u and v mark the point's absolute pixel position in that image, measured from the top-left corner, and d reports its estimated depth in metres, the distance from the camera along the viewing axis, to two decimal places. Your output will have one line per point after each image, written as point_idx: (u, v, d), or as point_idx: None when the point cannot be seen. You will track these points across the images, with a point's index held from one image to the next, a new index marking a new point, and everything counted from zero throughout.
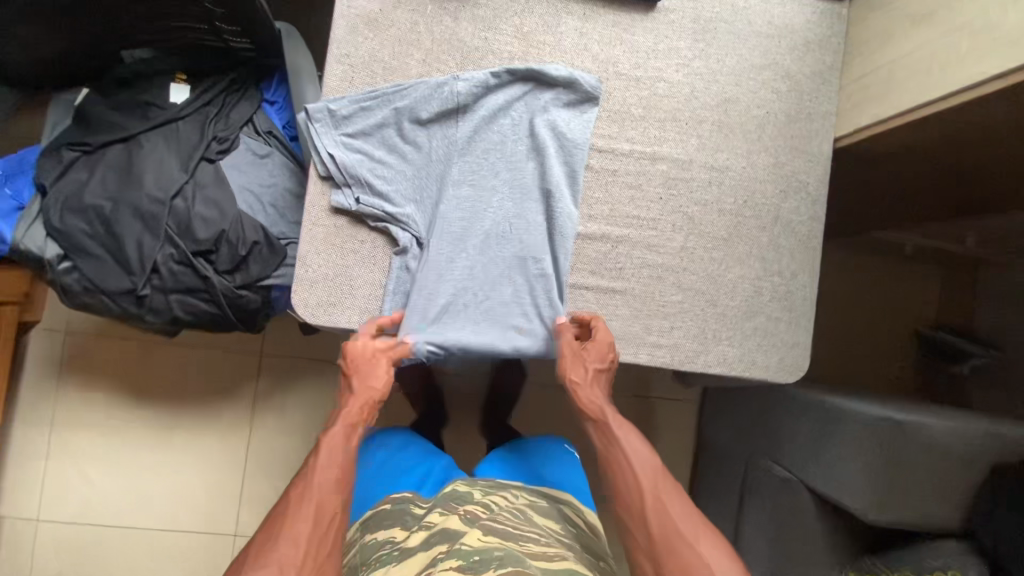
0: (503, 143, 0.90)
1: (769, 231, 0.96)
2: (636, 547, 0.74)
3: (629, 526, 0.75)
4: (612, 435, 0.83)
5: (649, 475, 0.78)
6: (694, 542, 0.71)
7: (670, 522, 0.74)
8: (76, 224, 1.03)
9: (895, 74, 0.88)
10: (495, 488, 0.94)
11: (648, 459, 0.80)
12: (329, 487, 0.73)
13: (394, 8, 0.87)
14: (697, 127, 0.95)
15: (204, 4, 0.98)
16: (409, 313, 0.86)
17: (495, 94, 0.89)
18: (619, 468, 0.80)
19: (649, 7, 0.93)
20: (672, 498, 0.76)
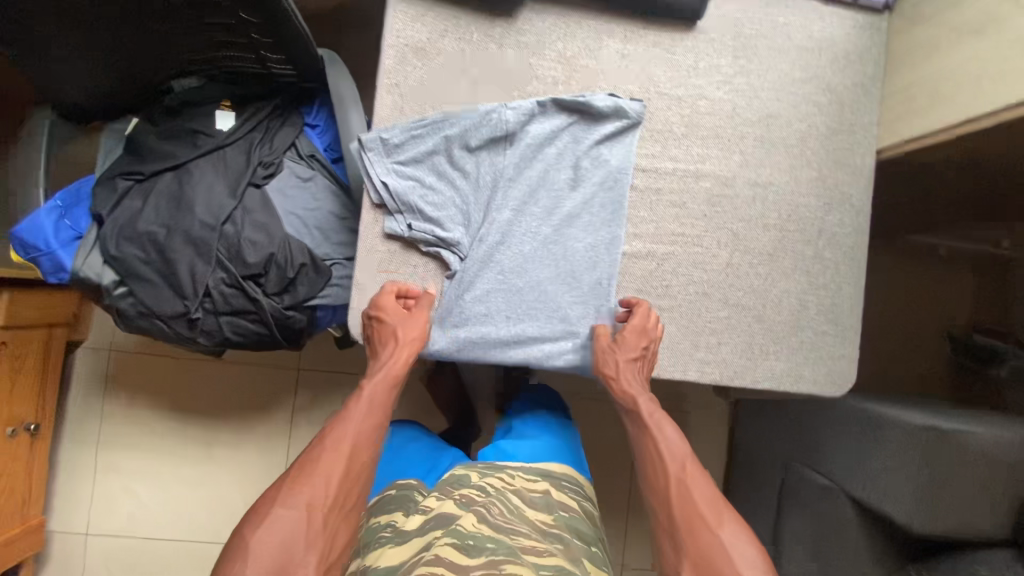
0: (548, 169, 0.91)
1: (813, 244, 0.96)
2: (660, 529, 0.74)
3: (654, 508, 0.77)
4: (646, 426, 0.84)
5: (677, 463, 0.79)
6: (715, 527, 0.71)
7: (693, 507, 0.73)
8: (132, 251, 1.06)
9: (939, 87, 0.88)
10: (492, 470, 0.96)
11: (680, 449, 0.81)
12: (364, 439, 0.76)
13: (441, 37, 0.89)
14: (740, 143, 0.95)
15: (251, 34, 1.01)
16: (445, 335, 0.88)
17: (542, 122, 0.90)
18: (650, 456, 0.81)
19: (689, 26, 0.94)
20: (700, 485, 0.76)
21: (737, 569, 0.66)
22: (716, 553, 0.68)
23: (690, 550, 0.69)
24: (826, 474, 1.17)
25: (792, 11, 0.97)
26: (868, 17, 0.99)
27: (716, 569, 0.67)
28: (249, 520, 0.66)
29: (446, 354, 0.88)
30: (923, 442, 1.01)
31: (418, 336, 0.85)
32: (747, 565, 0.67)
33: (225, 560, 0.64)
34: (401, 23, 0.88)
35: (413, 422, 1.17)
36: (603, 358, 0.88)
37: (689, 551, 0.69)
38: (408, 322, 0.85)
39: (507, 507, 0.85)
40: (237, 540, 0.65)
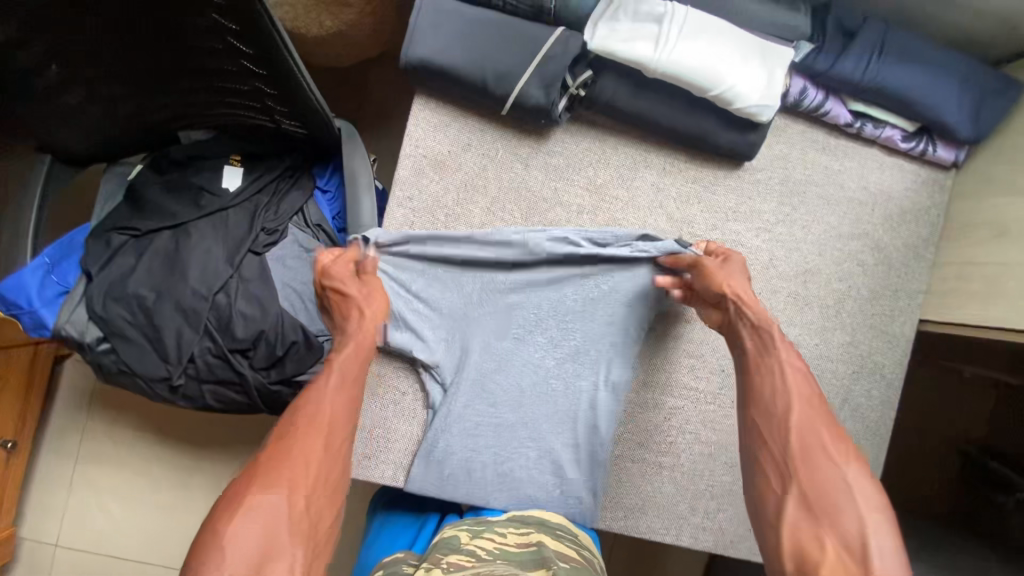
0: (559, 303, 0.84)
1: (836, 414, 0.89)
2: (766, 453, 0.66)
3: (761, 430, 0.68)
4: (763, 345, 0.73)
5: (803, 392, 0.68)
6: (839, 460, 0.62)
7: (816, 432, 0.64)
8: (118, 312, 1.01)
9: (1003, 280, 0.79)
10: (481, 527, 0.78)
11: (806, 376, 0.70)
12: (341, 413, 0.70)
13: (464, 151, 0.82)
14: (771, 297, 0.88)
15: (267, 100, 0.96)
16: (421, 468, 0.82)
17: (559, 254, 0.83)
18: (768, 368, 0.71)
19: (735, 164, 0.86)
20: (823, 418, 0.66)
21: (861, 513, 0.57)
22: (835, 488, 0.59)
23: (803, 481, 0.61)
24: None
25: (848, 159, 0.89)
26: (933, 173, 0.90)
27: (836, 502, 0.58)
28: (217, 511, 0.56)
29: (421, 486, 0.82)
30: None
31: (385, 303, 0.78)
32: (871, 510, 0.58)
33: (195, 559, 0.54)
34: (422, 131, 0.82)
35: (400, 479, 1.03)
36: (712, 278, 0.76)
37: (802, 482, 0.61)
38: (372, 294, 0.78)
39: (504, 566, 0.66)
40: (207, 533, 0.55)
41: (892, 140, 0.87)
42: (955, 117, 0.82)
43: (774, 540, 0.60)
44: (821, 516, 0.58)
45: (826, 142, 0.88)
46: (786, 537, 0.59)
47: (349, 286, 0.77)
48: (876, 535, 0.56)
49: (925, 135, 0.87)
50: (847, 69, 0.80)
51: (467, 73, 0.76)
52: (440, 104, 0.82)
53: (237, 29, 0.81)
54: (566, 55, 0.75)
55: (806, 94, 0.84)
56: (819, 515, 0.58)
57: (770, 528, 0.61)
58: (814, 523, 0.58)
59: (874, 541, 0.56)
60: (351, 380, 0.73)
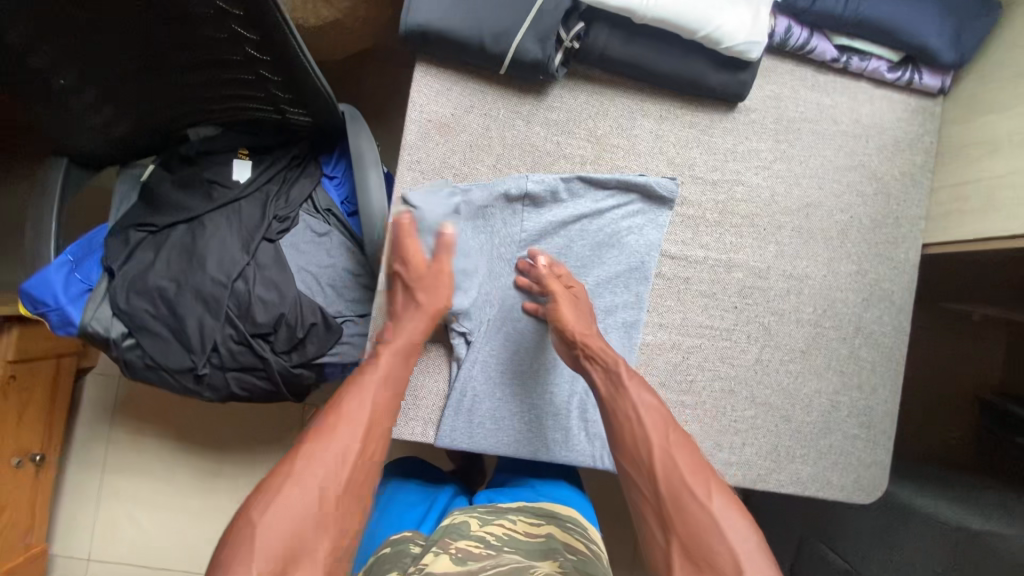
0: (567, 248, 0.88)
1: (850, 342, 0.91)
2: (646, 505, 0.68)
3: (634, 482, 0.70)
4: (618, 388, 0.77)
5: (659, 430, 0.72)
6: (703, 495, 0.65)
7: (679, 473, 0.67)
8: (141, 305, 1.04)
9: (1000, 190, 0.81)
10: (492, 515, 0.82)
11: (657, 410, 0.74)
12: (380, 412, 0.72)
13: (467, 113, 0.85)
14: (776, 233, 0.90)
15: (271, 89, 1.00)
16: (451, 419, 0.84)
17: (564, 201, 0.86)
18: (624, 413, 0.75)
19: (729, 107, 0.89)
20: (682, 451, 0.69)
21: (731, 545, 0.61)
22: (706, 526, 0.63)
23: (679, 526, 0.64)
24: (846, 558, 1.09)
25: (838, 94, 0.91)
26: (921, 101, 0.93)
27: (709, 543, 0.62)
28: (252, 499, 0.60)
29: (450, 437, 0.84)
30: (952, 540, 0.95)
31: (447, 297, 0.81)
32: (742, 537, 0.62)
33: (227, 544, 0.58)
34: (425, 97, 0.84)
35: (406, 466, 1.04)
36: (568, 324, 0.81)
37: (678, 529, 0.64)
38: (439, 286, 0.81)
39: (512, 555, 0.71)
40: (241, 521, 0.59)
41: (879, 72, 0.90)
42: (937, 41, 0.85)
43: None
44: (703, 564, 0.61)
45: (816, 79, 0.91)
46: None
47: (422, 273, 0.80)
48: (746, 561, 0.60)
49: (911, 64, 0.90)
50: (828, 3, 0.83)
51: (466, 35, 0.79)
52: (441, 70, 0.85)
53: (242, 15, 0.84)
54: (559, 9, 0.78)
55: (791, 33, 0.87)
56: (699, 561, 0.61)
57: None
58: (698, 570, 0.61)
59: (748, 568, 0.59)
60: (392, 377, 0.75)
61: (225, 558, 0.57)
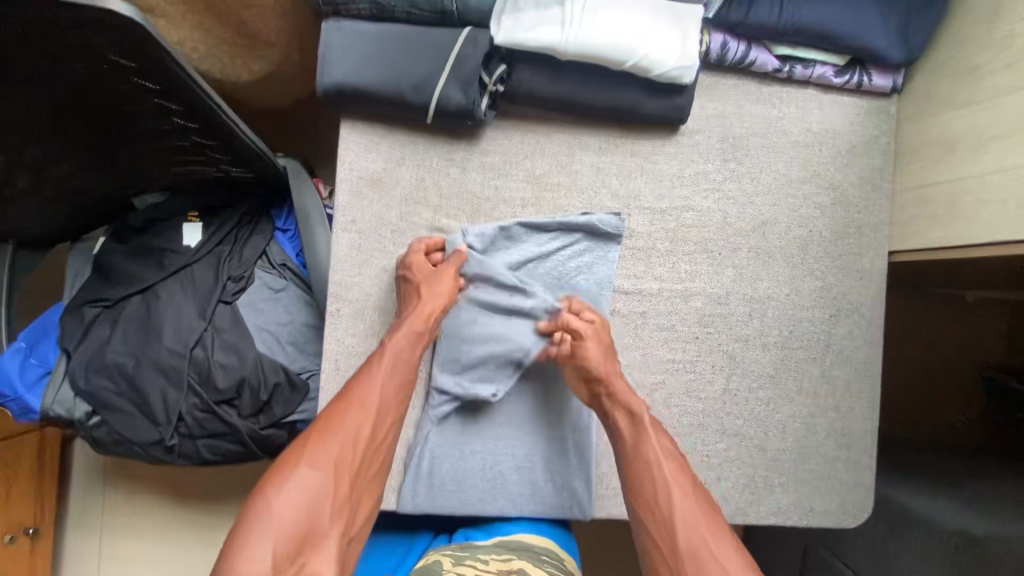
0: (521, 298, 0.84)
1: (820, 361, 0.87)
2: (660, 561, 0.67)
3: (650, 535, 0.69)
4: (638, 432, 0.75)
5: (679, 479, 0.71)
6: (721, 557, 0.65)
7: (699, 531, 0.67)
8: (102, 383, 1.03)
9: (962, 194, 0.77)
10: (464, 555, 0.76)
11: (678, 462, 0.73)
12: (389, 405, 0.74)
13: (398, 166, 0.82)
14: (733, 256, 0.86)
15: (207, 152, 0.98)
16: (411, 485, 0.82)
17: (509, 248, 0.85)
18: (643, 459, 0.73)
19: (671, 130, 0.85)
20: (701, 509, 0.69)
21: None
22: None
23: None
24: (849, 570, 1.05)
25: (786, 104, 0.87)
26: (875, 103, 0.89)
27: None
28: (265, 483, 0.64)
29: (410, 503, 0.82)
30: (951, 552, 0.90)
31: (448, 293, 0.80)
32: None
33: (245, 521, 0.62)
34: (353, 154, 0.82)
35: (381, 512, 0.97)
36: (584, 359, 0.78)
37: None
38: (440, 282, 0.79)
39: None
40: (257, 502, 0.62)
41: (826, 77, 0.86)
42: (883, 42, 0.80)
43: None
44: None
45: (760, 92, 0.87)
46: None
47: (421, 276, 0.79)
48: None
49: (859, 67, 0.85)
50: (762, 16, 0.79)
51: (385, 90, 0.76)
52: (367, 125, 0.82)
53: (159, 90, 0.80)
54: (476, 54, 0.75)
55: (728, 48, 0.83)
56: None
57: None
58: None
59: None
60: (399, 368, 0.76)
61: (240, 536, 0.60)
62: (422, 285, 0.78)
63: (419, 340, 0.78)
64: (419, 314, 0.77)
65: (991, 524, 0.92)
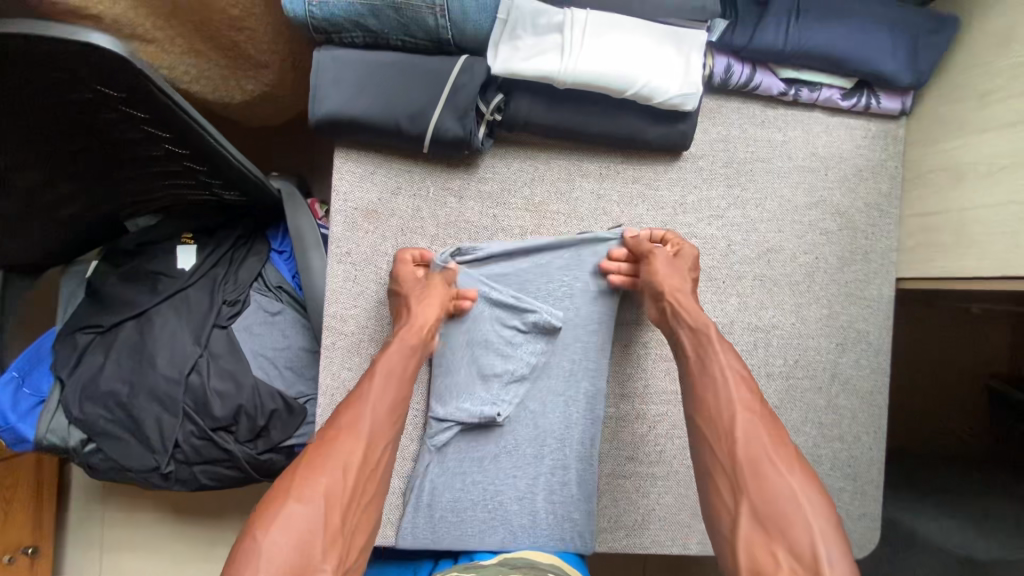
0: (519, 314, 0.82)
1: (826, 391, 0.86)
2: (718, 473, 0.63)
3: (708, 445, 0.65)
4: (702, 348, 0.71)
5: (742, 393, 0.66)
6: (782, 467, 0.60)
7: (761, 442, 0.62)
8: (96, 411, 1.01)
9: (971, 225, 0.75)
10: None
11: (743, 375, 0.68)
12: (383, 423, 0.69)
13: (394, 196, 0.81)
14: (737, 284, 0.85)
15: (200, 176, 0.96)
16: (411, 517, 0.81)
17: (510, 263, 0.82)
18: (706, 374, 0.69)
19: (673, 156, 0.83)
20: (765, 423, 0.64)
21: (810, 524, 0.56)
22: (783, 497, 0.58)
23: (754, 494, 0.59)
24: None
25: (791, 127, 0.85)
26: (882, 126, 0.86)
27: (786, 516, 0.57)
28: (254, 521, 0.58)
29: (409, 537, 0.81)
30: None
31: (439, 305, 0.77)
32: (819, 515, 0.57)
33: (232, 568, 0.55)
34: (348, 184, 0.80)
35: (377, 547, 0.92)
36: (657, 274, 0.76)
37: (753, 494, 0.59)
38: (426, 294, 0.76)
39: None
40: (242, 545, 0.56)
41: (833, 99, 0.84)
42: (891, 67, 0.78)
43: (735, 567, 0.57)
44: (774, 531, 0.57)
45: (765, 115, 0.85)
46: (744, 559, 0.57)
47: (408, 286, 0.77)
48: (827, 546, 0.55)
49: (866, 90, 0.83)
50: (767, 40, 0.76)
51: (380, 120, 0.74)
52: (362, 153, 0.80)
53: (149, 117, 0.78)
54: (473, 83, 0.73)
55: (732, 71, 0.81)
56: (774, 534, 0.57)
57: (728, 556, 0.59)
58: (770, 543, 0.56)
59: (825, 549, 0.55)
60: (393, 390, 0.71)
61: None
62: (409, 296, 0.76)
63: (410, 353, 0.74)
64: (410, 328, 0.75)
65: None
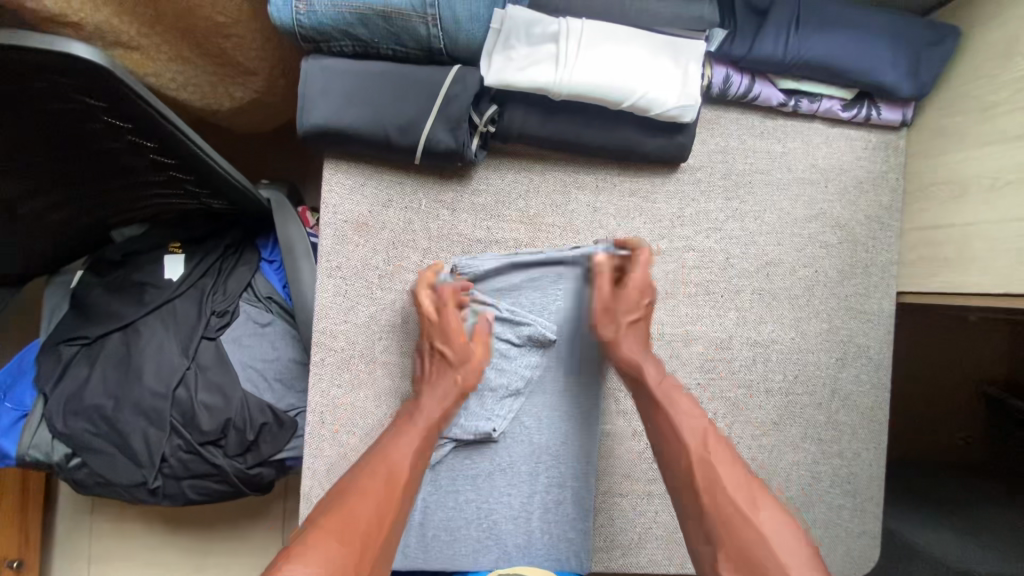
0: (518, 327, 0.80)
1: (826, 407, 0.84)
2: (692, 526, 0.61)
3: (679, 498, 0.63)
4: (656, 401, 0.69)
5: (699, 436, 0.65)
6: (750, 512, 0.58)
7: (726, 489, 0.60)
8: (81, 426, 0.99)
9: (974, 240, 0.74)
10: None
11: (700, 420, 0.66)
12: (413, 466, 0.66)
13: (386, 208, 0.79)
14: (735, 298, 0.83)
15: (187, 186, 0.93)
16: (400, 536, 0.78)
17: (508, 276, 0.80)
18: (664, 427, 0.67)
19: (671, 168, 0.82)
20: (728, 466, 0.62)
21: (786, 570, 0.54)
22: (755, 545, 0.56)
23: (727, 545, 0.57)
24: None
25: (791, 139, 0.84)
26: (883, 137, 0.85)
27: (761, 564, 0.55)
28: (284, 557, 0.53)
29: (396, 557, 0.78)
30: None
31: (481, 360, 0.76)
32: (794, 559, 0.54)
33: None
34: (338, 197, 0.78)
35: None
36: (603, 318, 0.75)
37: (725, 544, 0.57)
38: (470, 346, 0.76)
39: None
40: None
41: (833, 111, 0.82)
42: (892, 78, 0.77)
43: None
44: None
45: (764, 126, 0.83)
46: None
47: (450, 338, 0.74)
48: None
49: (866, 101, 0.82)
50: (766, 51, 0.75)
51: (370, 131, 0.72)
52: (352, 165, 0.78)
53: (132, 128, 0.75)
54: (466, 93, 0.71)
55: (730, 82, 0.79)
56: None
57: None
58: None
59: None
60: (428, 437, 0.69)
61: None
62: (452, 345, 0.75)
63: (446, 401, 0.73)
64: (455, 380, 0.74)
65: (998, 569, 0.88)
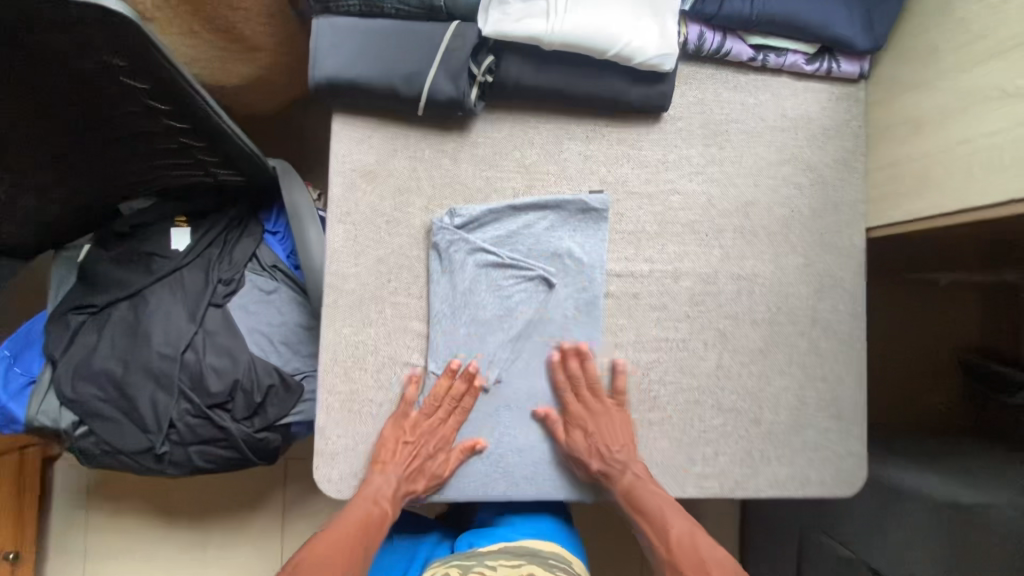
0: (522, 269, 0.85)
1: (808, 335, 0.90)
2: None
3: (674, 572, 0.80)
4: (636, 494, 0.83)
5: (679, 527, 0.81)
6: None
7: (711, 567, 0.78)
8: (89, 391, 1.01)
9: (930, 170, 0.81)
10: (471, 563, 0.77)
11: (674, 504, 0.83)
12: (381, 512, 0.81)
13: (392, 157, 0.84)
14: (719, 237, 0.89)
15: (195, 154, 0.95)
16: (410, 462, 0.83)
17: (508, 221, 0.86)
18: (648, 509, 0.82)
19: (654, 119, 0.89)
20: (706, 543, 0.81)
21: None
22: None
23: None
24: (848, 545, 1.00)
25: (761, 91, 0.92)
26: (844, 89, 0.93)
27: None
28: None
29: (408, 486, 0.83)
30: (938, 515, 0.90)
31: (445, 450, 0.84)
32: None
33: None
34: (346, 148, 0.83)
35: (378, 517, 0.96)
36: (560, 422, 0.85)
37: None
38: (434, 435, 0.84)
39: None
40: None
41: (798, 65, 0.91)
42: (849, 31, 0.85)
43: None
44: None
45: (736, 80, 0.91)
46: None
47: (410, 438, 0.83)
48: None
49: (827, 54, 0.90)
50: (735, 7, 0.83)
51: (378, 83, 0.78)
52: (359, 119, 0.84)
53: (149, 88, 0.76)
54: (466, 46, 0.78)
55: (705, 38, 0.87)
56: None
57: None
58: None
59: None
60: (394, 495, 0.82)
61: None
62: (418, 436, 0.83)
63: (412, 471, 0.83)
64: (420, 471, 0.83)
65: (975, 488, 0.93)
